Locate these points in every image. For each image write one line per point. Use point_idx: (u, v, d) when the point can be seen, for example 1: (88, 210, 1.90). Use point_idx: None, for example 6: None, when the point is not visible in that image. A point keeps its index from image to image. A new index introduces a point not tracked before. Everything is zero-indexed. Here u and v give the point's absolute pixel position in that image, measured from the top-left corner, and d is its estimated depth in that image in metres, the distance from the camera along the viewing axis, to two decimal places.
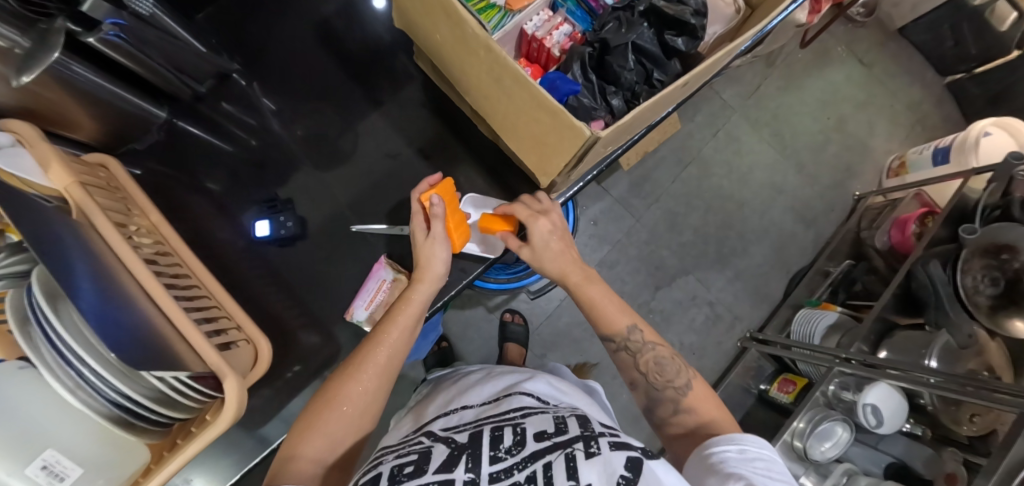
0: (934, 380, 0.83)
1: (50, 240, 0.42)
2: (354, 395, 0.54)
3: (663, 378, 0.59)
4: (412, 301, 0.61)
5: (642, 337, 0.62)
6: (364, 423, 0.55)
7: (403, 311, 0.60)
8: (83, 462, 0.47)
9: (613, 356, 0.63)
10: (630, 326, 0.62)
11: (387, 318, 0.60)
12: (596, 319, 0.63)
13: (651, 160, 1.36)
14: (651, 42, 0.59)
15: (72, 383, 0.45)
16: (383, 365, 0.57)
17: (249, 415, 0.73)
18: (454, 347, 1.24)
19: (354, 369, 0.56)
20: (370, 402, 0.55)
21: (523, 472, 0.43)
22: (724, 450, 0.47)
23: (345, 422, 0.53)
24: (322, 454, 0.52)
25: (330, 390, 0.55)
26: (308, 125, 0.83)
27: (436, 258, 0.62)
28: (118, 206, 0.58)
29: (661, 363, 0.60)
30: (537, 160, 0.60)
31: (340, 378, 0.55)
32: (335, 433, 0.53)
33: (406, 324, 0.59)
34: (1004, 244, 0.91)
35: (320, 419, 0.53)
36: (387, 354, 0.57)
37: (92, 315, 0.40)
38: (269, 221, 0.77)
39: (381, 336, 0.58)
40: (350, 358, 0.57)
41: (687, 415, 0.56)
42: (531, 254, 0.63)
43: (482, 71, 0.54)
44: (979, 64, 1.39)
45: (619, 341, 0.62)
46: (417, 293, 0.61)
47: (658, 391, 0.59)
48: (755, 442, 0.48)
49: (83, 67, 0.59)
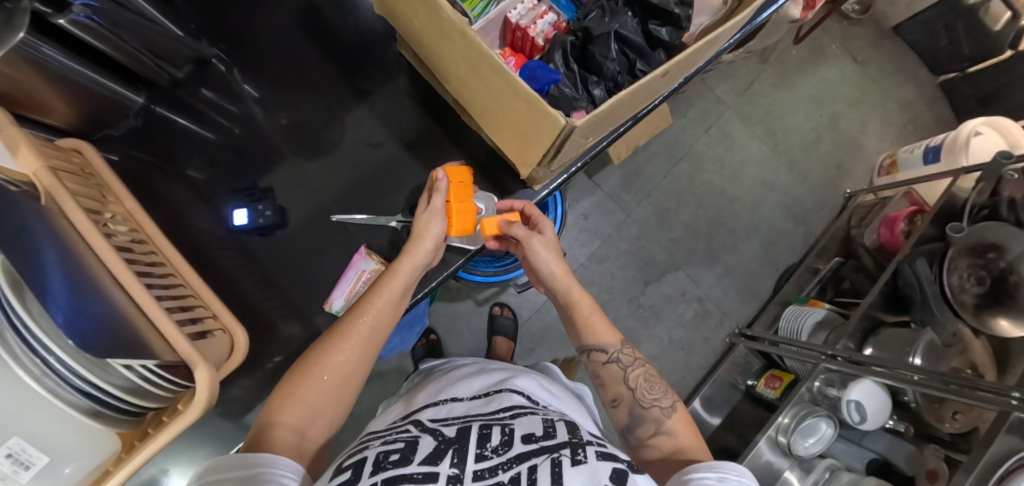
0: (918, 378, 0.82)
1: (17, 224, 0.41)
2: (334, 364, 0.54)
3: (649, 397, 0.59)
4: (399, 274, 0.59)
5: (630, 353, 0.63)
6: (344, 396, 0.54)
7: (388, 282, 0.59)
8: (49, 450, 0.46)
9: (599, 368, 0.62)
10: (619, 343, 0.63)
11: (373, 289, 0.59)
12: (580, 331, 0.64)
13: (642, 155, 1.36)
14: (635, 31, 0.58)
15: (38, 371, 0.44)
16: (367, 334, 0.56)
17: (227, 405, 0.72)
18: (441, 340, 1.23)
19: (337, 338, 0.55)
20: (350, 374, 0.55)
21: (508, 473, 0.43)
22: (703, 477, 0.46)
23: (324, 392, 0.53)
24: (302, 424, 0.51)
25: (312, 356, 0.54)
26: (291, 113, 0.81)
27: (428, 234, 0.60)
28: (92, 193, 0.57)
29: (650, 381, 0.61)
30: (517, 151, 0.59)
31: (322, 348, 0.55)
32: (314, 401, 0.52)
33: (391, 297, 0.58)
34: (991, 244, 0.92)
35: (301, 386, 0.52)
36: (371, 323, 0.57)
37: (59, 302, 0.39)
38: (247, 209, 0.77)
39: (366, 307, 0.57)
40: (335, 327, 0.57)
41: (666, 438, 0.56)
42: (547, 240, 0.65)
43: (460, 59, 0.53)
44: (972, 63, 1.39)
45: (609, 353, 0.62)
46: (404, 265, 0.59)
47: (642, 409, 0.58)
48: (735, 470, 0.47)
49: (53, 49, 0.59)
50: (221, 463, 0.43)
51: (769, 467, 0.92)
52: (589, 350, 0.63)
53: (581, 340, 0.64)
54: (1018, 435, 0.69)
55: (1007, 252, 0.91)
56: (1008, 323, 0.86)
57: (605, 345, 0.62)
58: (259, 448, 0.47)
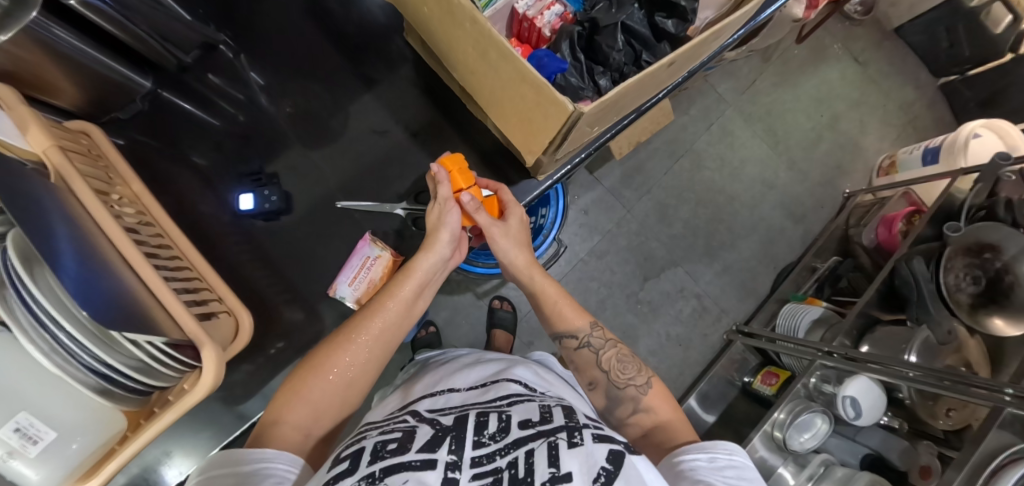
0: (913, 374, 0.84)
1: (30, 199, 0.41)
2: (340, 366, 0.53)
3: (624, 377, 0.60)
4: (416, 272, 0.59)
5: (602, 334, 0.64)
6: (349, 397, 0.53)
7: (402, 284, 0.58)
8: (58, 426, 0.48)
9: (573, 354, 0.64)
10: (589, 326, 0.64)
11: (388, 288, 0.58)
12: (550, 320, 0.65)
13: (644, 151, 1.36)
14: (641, 23, 0.59)
15: (47, 347, 0.45)
16: (376, 335, 0.55)
17: (230, 389, 0.75)
18: (441, 333, 1.24)
19: (344, 340, 0.54)
20: (357, 375, 0.54)
21: (505, 458, 0.44)
22: (694, 458, 0.48)
23: (330, 392, 0.52)
24: (307, 424, 0.51)
25: (317, 358, 0.53)
26: (297, 101, 0.82)
27: (445, 223, 0.60)
28: (99, 174, 0.57)
29: (622, 361, 0.61)
30: (523, 139, 0.60)
31: (333, 347, 0.54)
32: (319, 402, 0.51)
33: (406, 298, 0.58)
34: (987, 244, 0.93)
35: (305, 387, 0.52)
36: (380, 326, 0.55)
37: (70, 275, 0.40)
38: (253, 194, 0.76)
39: (381, 306, 0.57)
40: (344, 327, 0.56)
41: (646, 415, 0.58)
42: (506, 229, 0.65)
43: (470, 46, 0.54)
44: (972, 67, 1.40)
45: (580, 338, 0.64)
46: (422, 263, 0.59)
47: (618, 390, 0.60)
48: (727, 449, 0.49)
49: (64, 31, 0.59)
50: (220, 460, 0.42)
51: (765, 463, 0.94)
52: (561, 338, 0.65)
53: (553, 328, 0.66)
54: (1010, 430, 0.70)
55: (1004, 252, 0.92)
56: (1003, 322, 0.88)
57: (574, 331, 0.64)
58: (262, 444, 0.47)
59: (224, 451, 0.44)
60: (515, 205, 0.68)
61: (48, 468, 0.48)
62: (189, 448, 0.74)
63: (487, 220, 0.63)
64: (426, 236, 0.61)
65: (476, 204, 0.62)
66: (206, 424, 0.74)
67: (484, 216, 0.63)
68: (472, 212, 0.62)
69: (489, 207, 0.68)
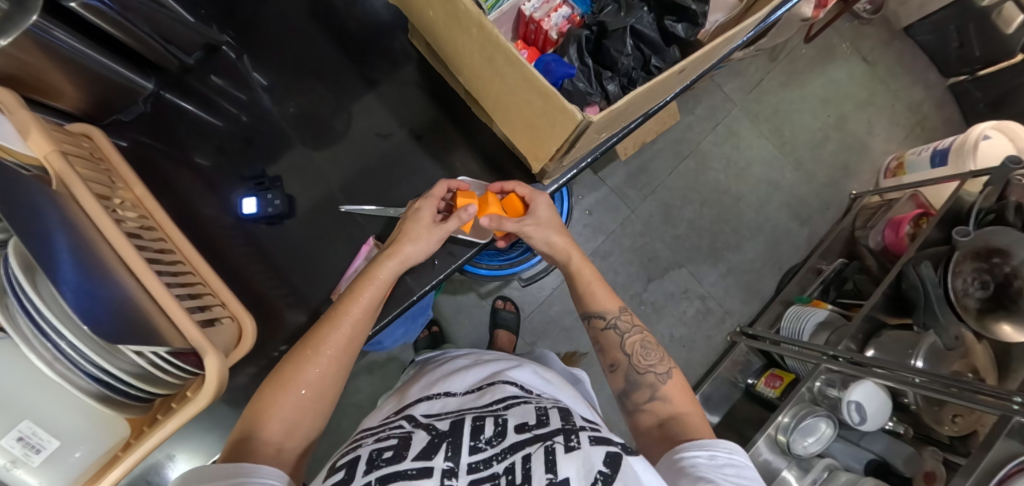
0: (919, 380, 0.82)
1: (30, 206, 0.41)
2: (312, 378, 0.55)
3: (646, 363, 0.61)
4: (375, 278, 0.61)
5: (628, 319, 0.65)
6: (323, 406, 0.56)
7: (364, 290, 0.60)
8: (60, 434, 0.48)
9: (598, 334, 0.65)
10: (618, 309, 0.65)
11: (349, 295, 0.60)
12: (582, 298, 0.66)
13: (649, 151, 1.35)
14: (650, 27, 0.58)
15: (49, 356, 0.45)
16: (344, 345, 0.58)
17: (233, 391, 0.72)
18: (444, 332, 1.24)
19: (311, 352, 0.56)
20: (329, 384, 0.56)
21: (502, 464, 0.43)
22: (696, 455, 0.49)
23: (302, 404, 0.54)
24: (279, 438, 0.52)
25: (283, 372, 0.55)
26: (300, 102, 0.81)
27: (415, 241, 0.63)
28: (101, 178, 0.57)
29: (646, 347, 0.63)
30: (529, 145, 0.59)
31: (300, 360, 0.55)
32: (290, 415, 0.53)
33: (368, 304, 0.60)
34: (997, 248, 0.91)
35: (277, 402, 0.53)
36: (348, 333, 0.58)
37: (70, 286, 0.39)
38: (257, 198, 0.76)
39: (341, 312, 0.59)
40: (307, 336, 0.58)
41: (662, 403, 0.59)
42: (538, 220, 0.67)
43: (474, 50, 0.53)
44: (982, 67, 1.38)
45: (607, 319, 0.65)
46: (382, 270, 0.61)
47: (638, 374, 0.61)
48: (727, 447, 0.50)
49: (64, 33, 0.58)
50: (202, 469, 0.45)
51: (768, 466, 0.93)
52: (590, 317, 0.66)
53: (583, 307, 0.66)
54: (1017, 439, 0.70)
55: (1012, 258, 0.90)
56: (1010, 328, 0.87)
57: (603, 311, 0.65)
58: (240, 459, 0.48)
59: (208, 469, 0.44)
60: (537, 192, 0.68)
61: (49, 476, 0.48)
62: (190, 450, 0.73)
63: (513, 226, 0.65)
64: (394, 240, 0.64)
65: (496, 218, 0.65)
66: (210, 428, 0.72)
67: (511, 222, 0.65)
68: (496, 228, 0.65)
69: (510, 206, 0.68)
